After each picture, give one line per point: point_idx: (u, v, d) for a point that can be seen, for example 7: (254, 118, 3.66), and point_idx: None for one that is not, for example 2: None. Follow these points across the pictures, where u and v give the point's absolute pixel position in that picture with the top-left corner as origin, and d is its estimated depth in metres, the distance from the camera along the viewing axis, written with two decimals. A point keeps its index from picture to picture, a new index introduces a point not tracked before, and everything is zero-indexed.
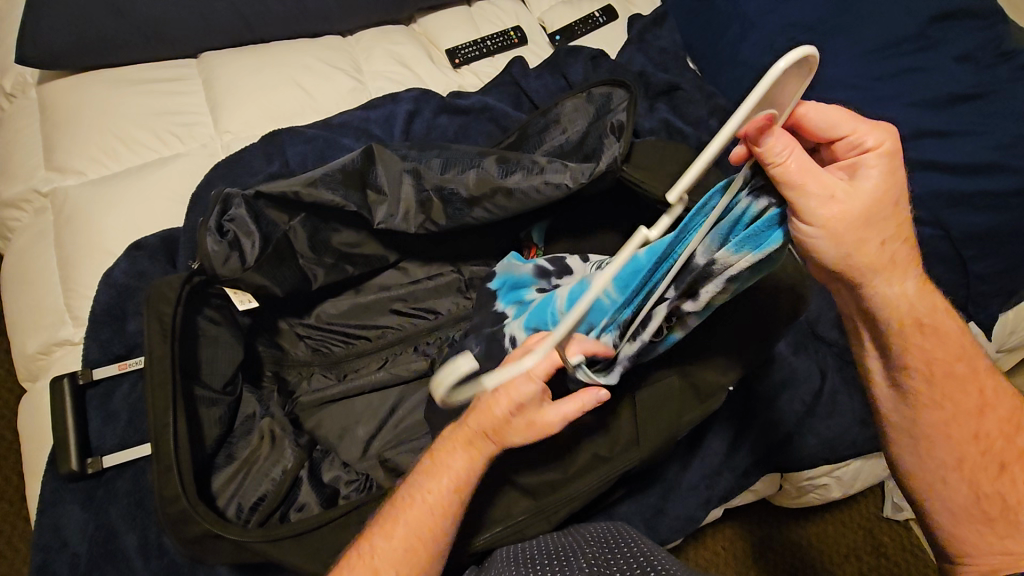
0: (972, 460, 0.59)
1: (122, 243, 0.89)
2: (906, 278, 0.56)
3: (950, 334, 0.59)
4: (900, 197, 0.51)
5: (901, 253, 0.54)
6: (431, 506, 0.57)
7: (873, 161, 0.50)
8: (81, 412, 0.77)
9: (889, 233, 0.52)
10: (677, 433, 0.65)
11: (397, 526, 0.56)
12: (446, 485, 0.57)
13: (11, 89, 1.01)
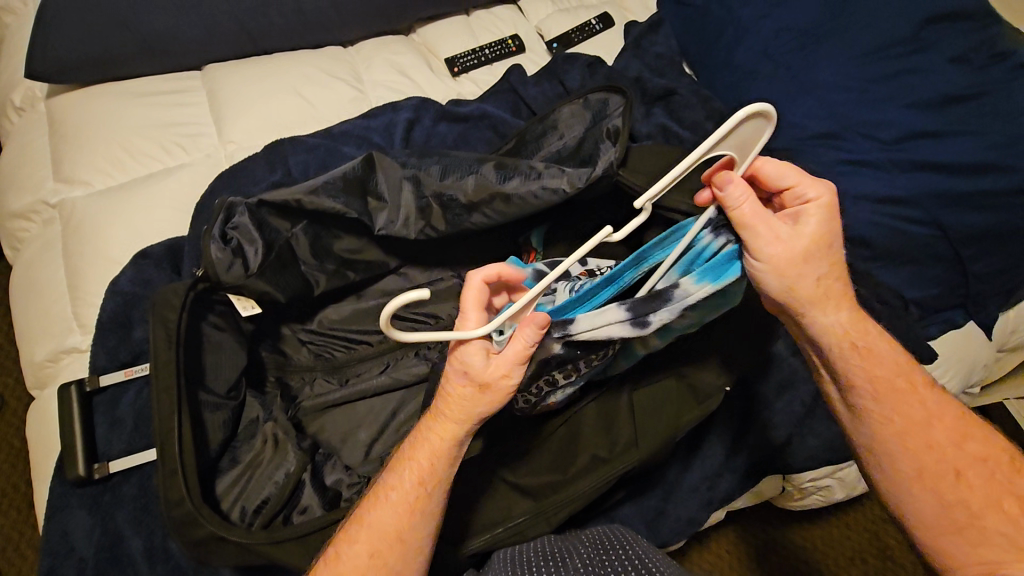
0: (936, 472, 0.59)
1: (128, 252, 0.90)
2: (840, 306, 0.58)
3: (891, 354, 0.61)
4: (831, 238, 0.55)
5: (830, 285, 0.57)
6: (397, 487, 0.57)
7: (813, 206, 0.55)
8: (88, 418, 0.78)
9: (819, 266, 0.55)
10: (675, 434, 0.65)
11: (368, 517, 0.57)
12: (412, 462, 0.57)
13: (20, 103, 1.03)
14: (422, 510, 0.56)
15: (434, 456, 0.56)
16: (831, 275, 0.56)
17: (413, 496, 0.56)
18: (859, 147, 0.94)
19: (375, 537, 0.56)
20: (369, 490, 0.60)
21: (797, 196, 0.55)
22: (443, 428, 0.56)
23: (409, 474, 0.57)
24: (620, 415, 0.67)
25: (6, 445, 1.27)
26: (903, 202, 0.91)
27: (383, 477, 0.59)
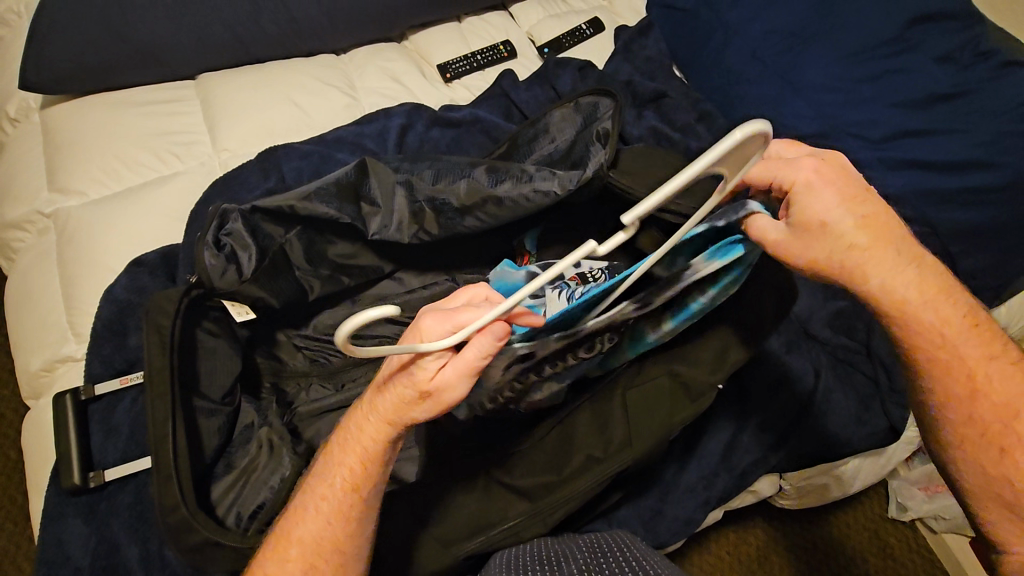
0: (982, 440, 0.60)
1: (122, 261, 0.91)
2: (888, 267, 0.58)
3: (936, 311, 0.60)
4: (856, 206, 0.56)
5: (873, 249, 0.57)
6: (324, 497, 0.56)
7: (813, 186, 0.56)
8: (83, 426, 0.78)
9: (852, 237, 0.56)
10: (669, 432, 0.66)
11: (300, 529, 0.56)
12: (339, 471, 0.56)
13: (14, 114, 1.04)
14: (350, 520, 0.56)
15: (363, 464, 0.55)
16: (866, 237, 0.57)
17: (341, 505, 0.56)
18: (847, 147, 0.95)
19: (310, 548, 0.56)
20: (300, 495, 0.59)
21: (796, 184, 0.56)
22: (366, 435, 0.55)
23: (337, 482, 0.56)
24: (614, 414, 0.67)
25: (2, 457, 1.26)
26: (892, 200, 0.92)
27: (310, 484, 0.58)
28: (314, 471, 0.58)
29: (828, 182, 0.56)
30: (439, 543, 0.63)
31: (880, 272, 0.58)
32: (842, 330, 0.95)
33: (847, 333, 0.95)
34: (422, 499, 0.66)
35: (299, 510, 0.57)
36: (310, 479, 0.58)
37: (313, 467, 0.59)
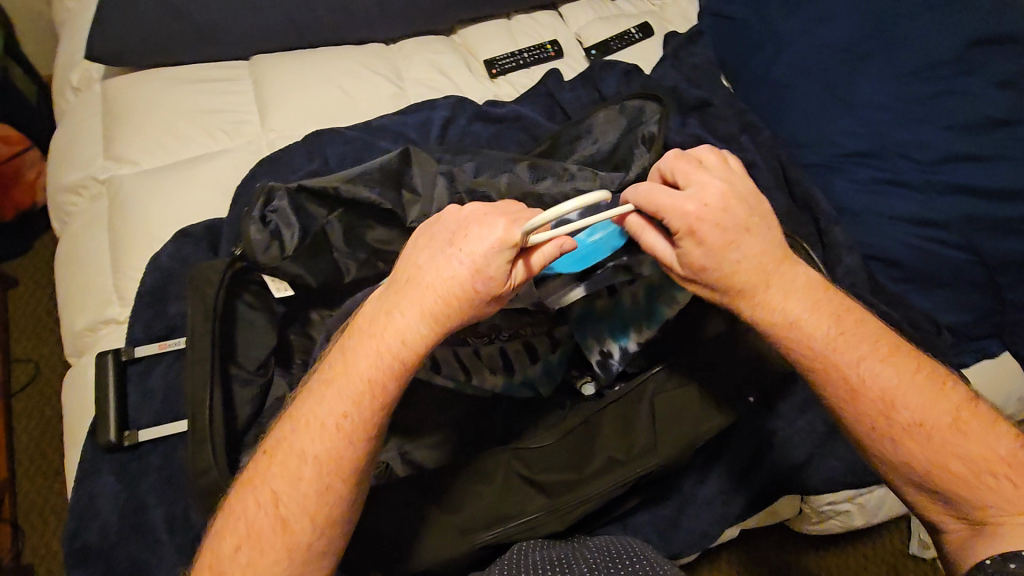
0: (882, 435, 0.58)
1: (168, 230, 0.93)
2: (771, 296, 0.58)
3: (802, 323, 0.58)
4: (733, 251, 0.56)
5: (751, 287, 0.57)
6: (348, 410, 0.55)
7: (705, 227, 0.55)
8: (121, 387, 0.81)
9: (721, 264, 0.56)
10: (694, 440, 0.65)
11: (309, 449, 0.54)
12: (365, 384, 0.55)
13: (77, 83, 1.08)
14: (371, 443, 0.56)
15: (389, 379, 0.55)
16: (749, 274, 0.57)
17: (365, 423, 0.55)
18: (897, 168, 0.93)
19: (323, 472, 0.54)
20: (291, 416, 0.57)
21: (680, 229, 0.55)
22: (404, 345, 0.55)
23: (363, 395, 0.55)
24: (639, 417, 0.67)
25: (38, 412, 1.32)
26: (939, 225, 0.90)
27: (321, 399, 0.56)
28: (327, 382, 0.56)
29: (716, 227, 0.55)
30: (460, 531, 0.64)
31: (747, 296, 0.58)
32: None
33: None
34: (441, 487, 0.66)
35: (301, 430, 0.55)
36: (321, 390, 0.56)
37: (318, 382, 0.57)
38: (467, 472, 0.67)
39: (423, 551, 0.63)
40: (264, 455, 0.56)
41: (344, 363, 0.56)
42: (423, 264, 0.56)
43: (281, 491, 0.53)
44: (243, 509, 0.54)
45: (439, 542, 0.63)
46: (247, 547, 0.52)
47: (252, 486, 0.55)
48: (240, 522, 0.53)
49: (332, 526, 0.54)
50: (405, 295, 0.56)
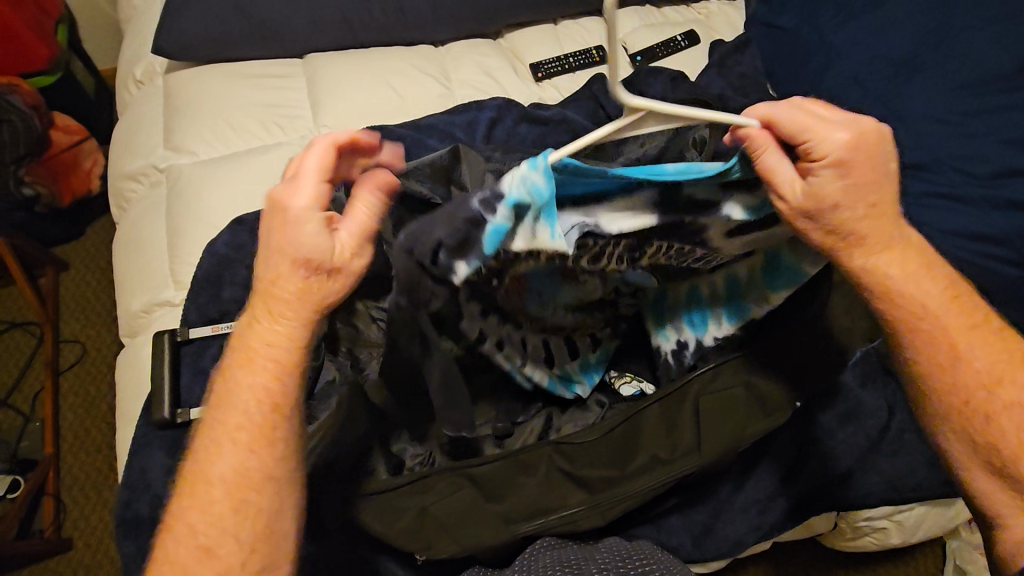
0: (966, 411, 0.60)
1: (224, 219, 0.97)
2: (880, 256, 0.57)
3: (917, 286, 0.58)
4: (867, 196, 0.54)
5: (870, 236, 0.56)
6: (250, 422, 0.57)
7: (855, 162, 0.52)
8: (175, 366, 0.84)
9: (852, 209, 0.54)
10: (738, 443, 0.66)
11: (221, 467, 0.57)
12: (256, 399, 0.57)
13: (140, 76, 1.13)
14: (283, 441, 0.58)
15: (280, 386, 0.58)
16: (871, 223, 0.56)
17: (267, 418, 0.57)
18: (949, 181, 0.92)
19: (251, 480, 0.57)
20: (200, 441, 0.59)
21: (833, 158, 0.52)
22: (279, 356, 0.58)
23: (253, 409, 0.57)
24: (684, 418, 0.67)
25: (84, 391, 1.37)
26: (993, 240, 0.88)
27: (222, 415, 0.58)
28: (221, 404, 0.58)
29: (868, 160, 0.52)
30: (502, 519, 0.65)
31: (869, 251, 0.57)
32: None
33: None
34: (484, 478, 0.66)
35: (210, 457, 0.57)
36: (215, 415, 0.58)
37: (215, 403, 0.59)
38: (511, 465, 0.67)
39: (466, 537, 0.64)
40: (184, 490, 0.57)
41: (229, 387, 0.58)
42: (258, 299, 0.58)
43: (217, 510, 0.56)
44: (179, 546, 0.55)
45: (480, 529, 0.64)
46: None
47: (185, 523, 0.56)
48: (182, 558, 0.55)
49: (270, 530, 0.57)
50: (263, 319, 0.57)
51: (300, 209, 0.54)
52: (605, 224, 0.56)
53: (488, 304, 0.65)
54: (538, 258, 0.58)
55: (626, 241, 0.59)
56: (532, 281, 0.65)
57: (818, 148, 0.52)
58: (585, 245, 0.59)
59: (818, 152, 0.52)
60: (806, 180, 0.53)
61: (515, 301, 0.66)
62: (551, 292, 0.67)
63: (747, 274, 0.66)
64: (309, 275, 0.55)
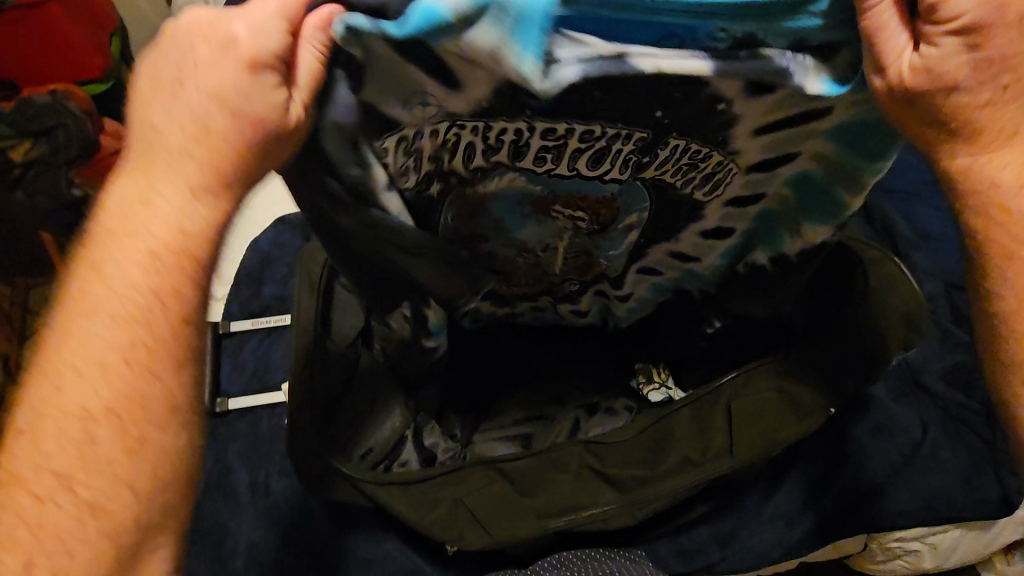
0: None
1: (267, 220, 1.01)
2: (985, 156, 0.45)
3: None
4: (1004, 72, 0.40)
5: (990, 132, 0.43)
6: (99, 365, 0.47)
7: (1004, 19, 0.37)
8: (217, 357, 0.87)
9: (989, 85, 0.41)
10: (770, 447, 0.66)
11: (70, 421, 0.47)
12: (109, 341, 0.47)
13: None
14: (164, 399, 0.49)
15: (145, 325, 0.47)
16: (1001, 114, 0.42)
17: (151, 350, 0.48)
18: None
19: (120, 442, 0.47)
20: (39, 371, 0.49)
21: (969, 18, 0.38)
22: (144, 289, 0.47)
23: (109, 354, 0.47)
24: (716, 421, 0.67)
25: None
26: None
27: (68, 342, 0.48)
28: (66, 330, 0.48)
29: (1011, 28, 0.38)
30: (534, 514, 0.66)
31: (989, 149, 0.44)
32: (960, 387, 0.90)
33: (966, 391, 0.90)
34: (517, 472, 0.66)
35: (49, 402, 0.47)
36: (59, 343, 0.48)
37: (59, 323, 0.49)
38: (543, 461, 0.68)
39: (498, 531, 0.65)
40: (20, 439, 0.48)
41: (87, 299, 0.48)
42: (123, 205, 0.48)
43: (68, 470, 0.47)
44: (11, 511, 0.47)
45: (513, 523, 0.65)
46: (51, 558, 0.46)
47: (18, 484, 0.47)
48: (19, 530, 0.46)
49: (163, 488, 0.50)
50: (125, 227, 0.48)
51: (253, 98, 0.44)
52: (636, 61, 0.38)
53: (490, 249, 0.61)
54: (525, 157, 0.49)
55: (637, 131, 0.46)
56: (519, 180, 0.53)
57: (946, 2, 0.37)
58: (581, 136, 0.46)
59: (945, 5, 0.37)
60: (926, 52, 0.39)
61: (467, 222, 0.58)
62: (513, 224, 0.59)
63: (778, 203, 0.56)
64: (201, 165, 0.46)
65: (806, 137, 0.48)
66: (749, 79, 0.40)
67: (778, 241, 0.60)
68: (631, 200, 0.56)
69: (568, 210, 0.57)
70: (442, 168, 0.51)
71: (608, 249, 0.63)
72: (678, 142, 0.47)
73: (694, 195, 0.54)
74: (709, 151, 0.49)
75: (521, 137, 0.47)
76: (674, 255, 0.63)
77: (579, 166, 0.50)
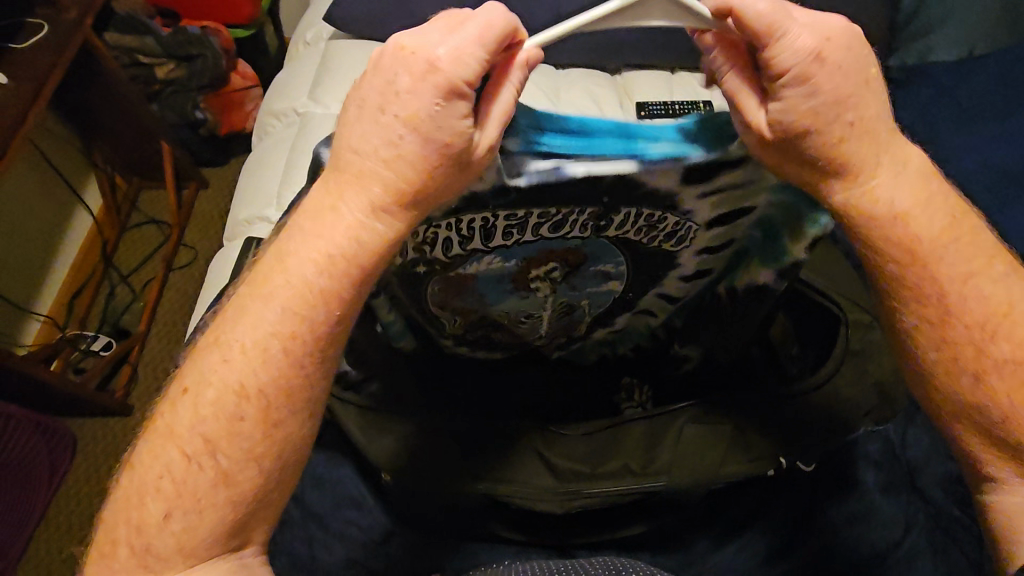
0: (947, 372, 0.55)
1: None
2: (869, 182, 0.51)
3: (916, 225, 0.52)
4: (847, 109, 0.46)
5: (852, 164, 0.49)
6: (258, 346, 0.47)
7: (821, 67, 0.44)
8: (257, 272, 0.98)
9: (846, 124, 0.47)
10: (710, 479, 0.66)
11: (226, 395, 0.47)
12: (275, 327, 0.47)
13: (309, 39, 1.34)
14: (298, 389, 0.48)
15: (310, 321, 0.47)
16: (856, 149, 0.49)
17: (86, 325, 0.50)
18: None
19: (260, 418, 0.47)
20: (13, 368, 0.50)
21: (797, 68, 0.44)
22: None
23: None
24: (665, 439, 0.68)
25: (184, 288, 1.59)
26: None
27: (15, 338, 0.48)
28: None
29: (831, 70, 0.44)
30: (467, 474, 0.69)
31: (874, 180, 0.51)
32: (958, 498, 0.86)
33: (964, 503, 0.86)
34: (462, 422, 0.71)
35: (216, 370, 0.48)
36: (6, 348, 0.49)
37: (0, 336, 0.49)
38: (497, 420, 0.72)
39: (428, 478, 0.69)
40: (182, 398, 0.48)
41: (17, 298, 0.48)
42: (313, 209, 0.48)
43: (215, 437, 0.47)
44: (161, 464, 0.47)
45: (446, 474, 0.69)
46: (182, 514, 0.46)
47: (172, 439, 0.47)
48: (163, 482, 0.46)
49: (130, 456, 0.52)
50: (314, 228, 0.48)
51: (403, 83, 0.43)
52: (571, 168, 0.47)
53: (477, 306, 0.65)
54: (495, 240, 0.56)
55: (588, 208, 0.52)
56: (494, 259, 0.59)
57: (775, 58, 0.44)
58: (538, 216, 0.53)
59: (775, 61, 0.44)
60: (773, 100, 0.46)
61: (457, 298, 0.63)
62: (498, 294, 0.64)
63: (746, 243, 0.61)
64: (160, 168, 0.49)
65: (749, 202, 0.56)
66: (675, 170, 0.49)
67: (733, 272, 0.65)
68: (602, 255, 0.60)
69: (545, 266, 0.61)
70: (424, 256, 0.57)
71: (582, 291, 0.65)
72: (631, 211, 0.53)
73: (661, 250, 0.60)
74: (665, 216, 0.55)
75: (511, 221, 0.53)
76: (663, 297, 0.68)
77: (541, 233, 0.56)
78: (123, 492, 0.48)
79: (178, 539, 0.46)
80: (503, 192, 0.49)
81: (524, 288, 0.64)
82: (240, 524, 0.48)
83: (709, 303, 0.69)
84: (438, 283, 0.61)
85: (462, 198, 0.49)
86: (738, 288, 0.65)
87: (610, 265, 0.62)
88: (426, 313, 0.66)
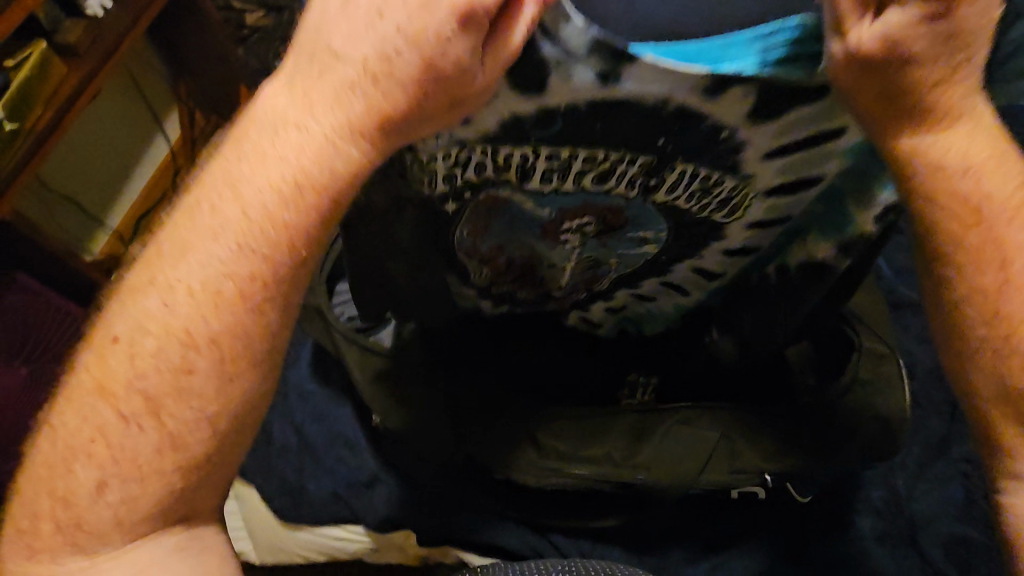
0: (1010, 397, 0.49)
1: None
2: (957, 149, 0.44)
3: (999, 219, 0.46)
4: (959, 50, 0.39)
5: (939, 113, 0.42)
6: (207, 290, 0.44)
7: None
8: None
9: (966, 75, 0.41)
10: (688, 483, 0.68)
11: (165, 349, 0.44)
12: (227, 266, 0.44)
13: None
14: (241, 355, 0.45)
15: (253, 276, 0.44)
16: (950, 95, 0.42)
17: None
18: None
19: (210, 373, 0.44)
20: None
21: None
22: None
23: None
24: (654, 436, 0.69)
25: None
26: None
27: None
28: None
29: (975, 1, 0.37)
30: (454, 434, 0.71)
31: (971, 160, 0.45)
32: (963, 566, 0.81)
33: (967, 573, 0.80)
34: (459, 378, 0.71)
35: (154, 318, 0.44)
36: None
37: None
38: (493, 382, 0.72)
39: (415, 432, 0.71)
40: (113, 349, 0.44)
41: None
42: (253, 139, 0.44)
43: (159, 395, 0.44)
44: (94, 424, 0.44)
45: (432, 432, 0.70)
46: (117, 485, 0.44)
47: (105, 397, 0.44)
48: (94, 444, 0.43)
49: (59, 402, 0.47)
50: (264, 142, 0.43)
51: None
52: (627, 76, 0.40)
53: (472, 250, 0.56)
54: (532, 177, 0.48)
55: (642, 157, 0.46)
56: (529, 205, 0.51)
57: None
58: (586, 160, 0.46)
59: None
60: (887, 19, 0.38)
61: (481, 235, 0.55)
62: (517, 240, 0.56)
63: (801, 218, 0.54)
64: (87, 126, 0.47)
65: (823, 161, 0.48)
66: (754, 107, 0.42)
67: (783, 247, 0.57)
68: (645, 216, 0.53)
69: (581, 224, 0.53)
70: (456, 186, 0.49)
71: (612, 251, 0.57)
72: (685, 167, 0.47)
73: (711, 217, 0.52)
74: (721, 177, 0.48)
75: (558, 163, 0.47)
76: (698, 272, 0.60)
77: (584, 184, 0.49)
78: (47, 455, 0.45)
79: (115, 509, 0.44)
80: (547, 121, 0.43)
81: (549, 243, 0.56)
82: (189, 498, 0.46)
83: (753, 284, 0.61)
84: (465, 222, 0.53)
85: (506, 126, 0.44)
86: (789, 269, 0.58)
87: (649, 229, 0.54)
88: (455, 260, 0.57)
